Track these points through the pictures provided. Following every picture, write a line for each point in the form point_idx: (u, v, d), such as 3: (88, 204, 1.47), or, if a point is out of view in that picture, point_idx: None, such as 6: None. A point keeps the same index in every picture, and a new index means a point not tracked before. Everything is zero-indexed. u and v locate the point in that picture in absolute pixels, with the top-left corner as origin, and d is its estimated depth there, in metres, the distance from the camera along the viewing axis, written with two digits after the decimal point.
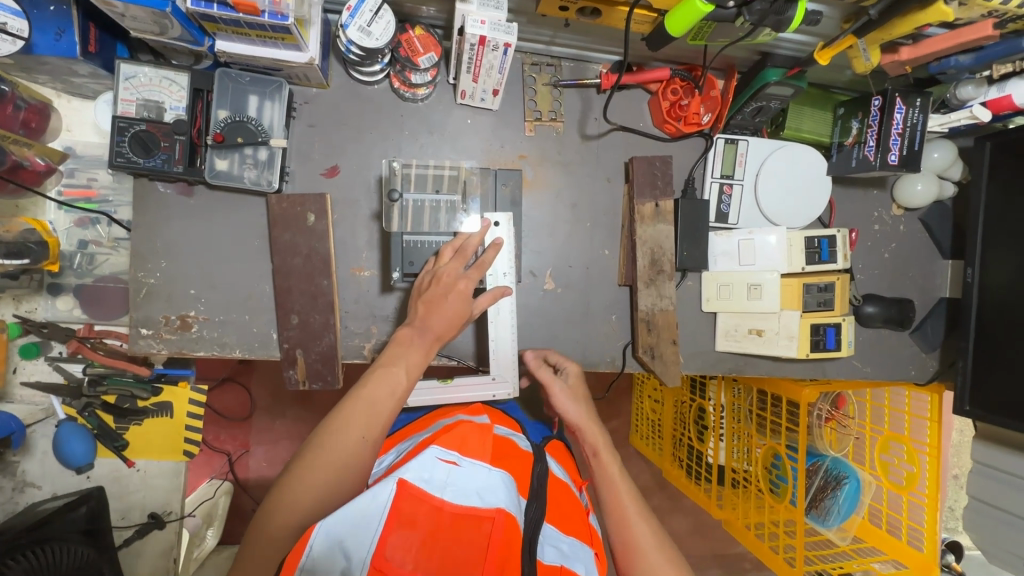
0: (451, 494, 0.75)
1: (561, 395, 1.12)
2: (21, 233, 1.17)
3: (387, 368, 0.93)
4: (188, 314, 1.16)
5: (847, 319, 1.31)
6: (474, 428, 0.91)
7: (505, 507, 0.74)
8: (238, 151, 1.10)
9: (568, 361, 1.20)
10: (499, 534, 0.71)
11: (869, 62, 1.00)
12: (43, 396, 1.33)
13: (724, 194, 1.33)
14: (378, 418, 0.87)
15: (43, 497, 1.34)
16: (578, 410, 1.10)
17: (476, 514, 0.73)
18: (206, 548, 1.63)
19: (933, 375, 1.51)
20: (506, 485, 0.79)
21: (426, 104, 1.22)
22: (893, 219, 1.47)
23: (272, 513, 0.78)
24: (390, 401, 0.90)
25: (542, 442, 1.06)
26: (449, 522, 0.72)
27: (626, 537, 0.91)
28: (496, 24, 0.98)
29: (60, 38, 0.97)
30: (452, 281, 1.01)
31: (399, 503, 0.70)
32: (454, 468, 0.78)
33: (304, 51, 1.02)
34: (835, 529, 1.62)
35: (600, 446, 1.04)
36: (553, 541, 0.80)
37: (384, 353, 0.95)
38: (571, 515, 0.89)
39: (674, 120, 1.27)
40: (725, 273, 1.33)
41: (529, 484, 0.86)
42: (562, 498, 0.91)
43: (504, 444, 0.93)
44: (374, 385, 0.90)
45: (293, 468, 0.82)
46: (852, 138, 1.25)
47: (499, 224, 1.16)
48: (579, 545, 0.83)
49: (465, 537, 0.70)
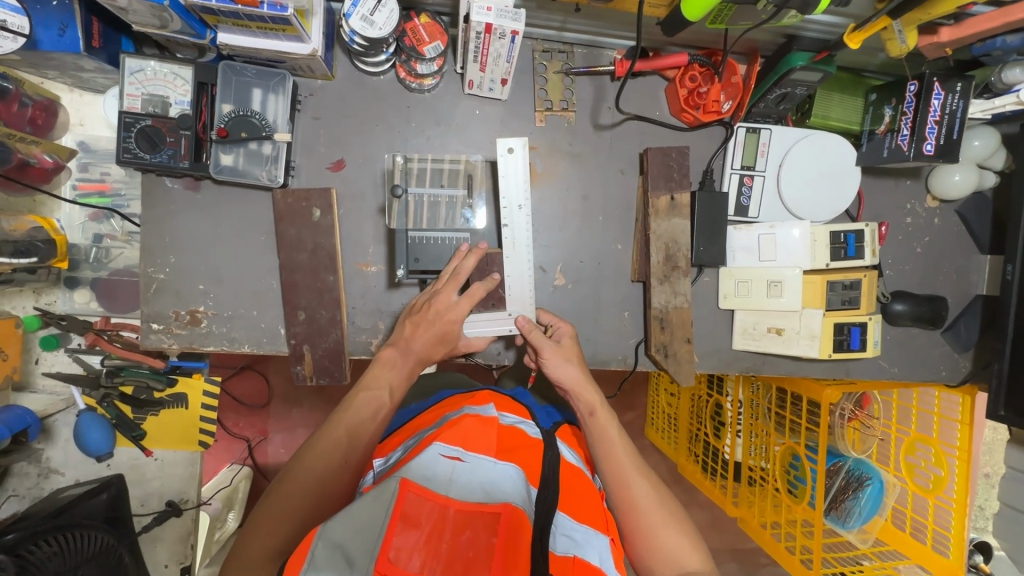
0: (457, 492, 0.74)
1: (553, 357, 1.07)
2: (29, 229, 1.18)
3: (370, 391, 0.94)
4: (197, 309, 1.16)
5: (873, 318, 1.25)
6: (477, 420, 0.86)
7: (512, 501, 0.73)
8: (242, 145, 1.09)
9: (558, 322, 1.14)
10: (507, 530, 0.69)
11: (905, 45, 0.94)
12: (63, 386, 1.37)
13: (745, 185, 1.27)
14: (361, 440, 0.88)
15: (66, 483, 1.38)
16: (573, 373, 1.05)
17: (483, 510, 0.71)
18: (227, 530, 1.70)
19: (966, 377, 1.42)
20: (513, 478, 0.77)
21: (432, 95, 1.18)
22: (927, 211, 1.38)
23: (251, 540, 0.76)
24: (373, 423, 0.91)
25: (553, 428, 1.00)
26: (455, 519, 0.70)
27: (625, 495, 0.93)
28: (503, 11, 0.93)
29: (63, 34, 0.97)
30: (444, 310, 1.03)
31: (403, 504, 0.69)
32: (457, 464, 0.77)
33: (307, 43, 1.00)
34: (856, 530, 1.59)
35: (595, 404, 1.02)
36: (565, 530, 0.78)
37: (365, 375, 0.97)
38: (587, 502, 0.85)
39: (692, 109, 1.21)
40: (744, 269, 1.27)
41: (539, 472, 0.84)
42: (577, 484, 0.88)
43: (510, 434, 0.89)
44: (358, 407, 0.92)
45: (273, 491, 0.82)
46: (884, 126, 1.17)
47: (512, 150, 1.10)
48: (593, 534, 0.80)
49: (471, 534, 0.69)
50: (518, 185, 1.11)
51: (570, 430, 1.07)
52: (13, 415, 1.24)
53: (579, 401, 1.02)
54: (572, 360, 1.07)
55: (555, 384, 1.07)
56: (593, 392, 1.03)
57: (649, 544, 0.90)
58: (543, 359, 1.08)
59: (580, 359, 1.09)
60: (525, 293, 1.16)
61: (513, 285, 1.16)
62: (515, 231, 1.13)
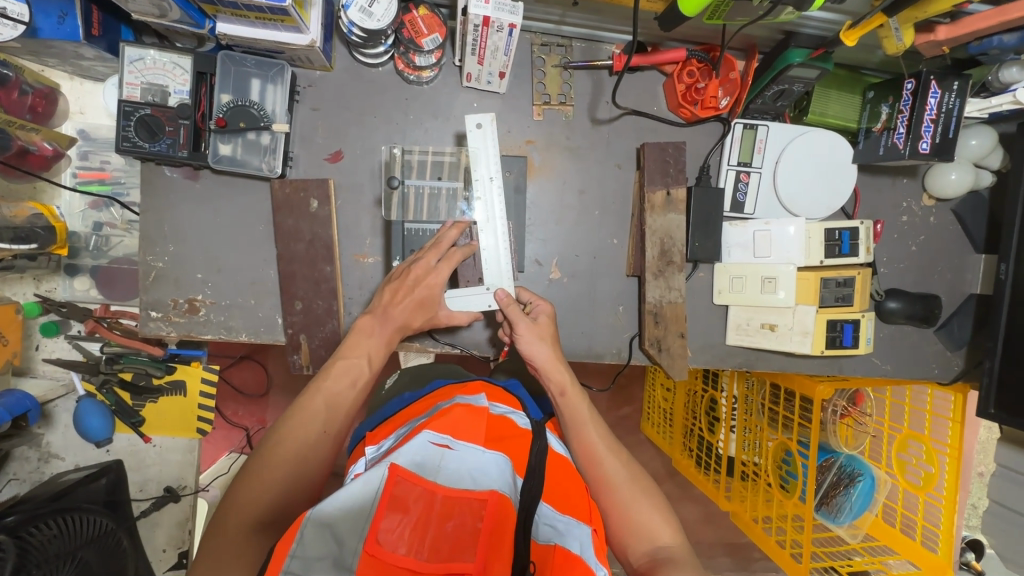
0: (445, 478, 0.74)
1: (527, 334, 1.04)
2: (30, 216, 1.19)
3: (348, 360, 0.94)
4: (195, 298, 1.17)
5: (867, 316, 1.26)
6: (467, 410, 0.85)
7: (499, 488, 0.73)
8: (241, 135, 1.10)
9: (538, 301, 1.11)
10: (492, 517, 0.70)
11: (902, 42, 0.94)
12: (63, 372, 1.38)
13: (741, 182, 1.27)
14: (338, 409, 0.89)
15: (66, 468, 1.40)
16: (545, 353, 1.03)
17: (470, 497, 0.72)
18: None
19: (958, 374, 1.43)
20: (500, 466, 0.78)
21: (430, 88, 1.19)
22: (923, 210, 1.39)
23: (229, 511, 0.77)
24: (352, 392, 0.91)
25: (544, 419, 1.00)
26: (442, 505, 0.71)
27: (599, 476, 0.94)
28: (500, 4, 0.94)
29: (64, 22, 0.97)
30: (424, 274, 1.00)
31: (391, 488, 0.71)
32: (446, 452, 0.77)
33: (305, 33, 1.00)
34: (846, 525, 1.61)
35: (567, 384, 1.01)
36: (548, 520, 0.80)
37: (343, 343, 0.96)
38: (570, 491, 0.86)
39: (689, 104, 1.21)
40: (739, 265, 1.28)
41: (527, 462, 0.84)
42: (564, 474, 0.89)
43: (500, 423, 0.90)
44: (335, 377, 0.91)
45: (250, 462, 0.82)
46: (880, 124, 1.18)
47: (480, 125, 1.06)
48: (576, 523, 0.81)
49: (457, 519, 0.70)
50: (489, 159, 1.06)
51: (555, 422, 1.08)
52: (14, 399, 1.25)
53: (550, 381, 1.02)
54: (546, 339, 1.05)
55: (526, 361, 1.05)
56: (563, 371, 1.03)
57: (623, 523, 0.91)
58: (517, 336, 1.05)
59: (555, 340, 1.07)
60: (501, 264, 1.10)
61: (489, 259, 1.10)
62: (490, 203, 1.09)
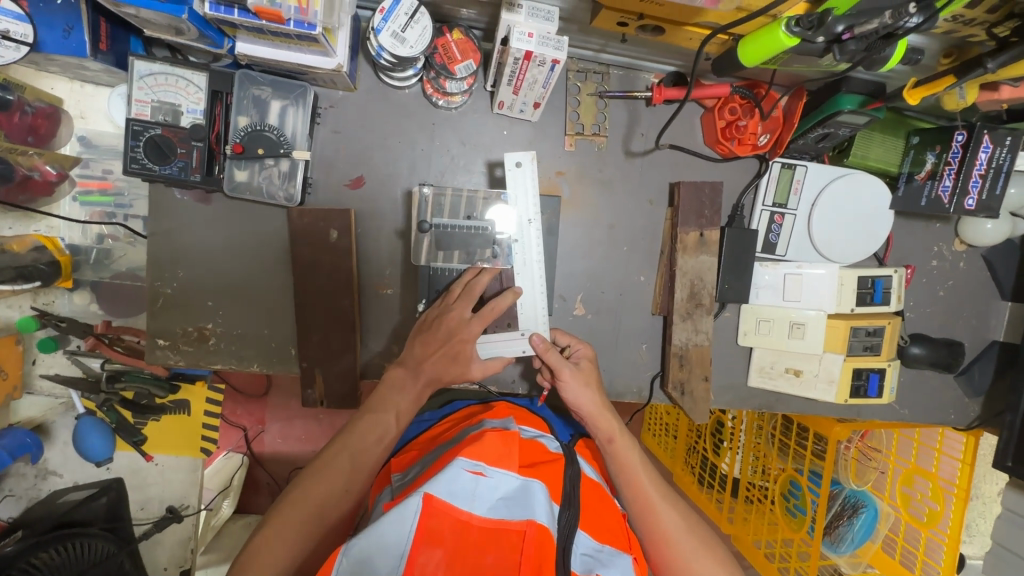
0: (479, 506, 0.71)
1: (572, 381, 1.00)
2: (31, 249, 1.14)
3: (377, 414, 0.90)
4: (205, 326, 1.12)
5: (893, 365, 1.24)
6: (499, 436, 0.83)
7: (536, 518, 0.70)
8: (259, 161, 1.03)
9: (578, 343, 1.08)
10: (531, 549, 0.67)
11: (963, 100, 0.91)
12: (61, 390, 1.31)
13: (774, 223, 1.24)
14: (364, 467, 0.85)
15: (64, 484, 1.36)
16: (593, 399, 1.00)
17: (505, 527, 0.70)
18: (222, 515, 1.59)
19: (974, 420, 1.42)
20: (536, 490, 0.75)
21: (459, 112, 1.12)
22: (954, 254, 1.36)
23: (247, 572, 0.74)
24: (378, 448, 0.87)
25: (572, 442, 1.00)
26: (478, 535, 0.68)
27: (654, 526, 0.92)
28: (545, 38, 0.88)
29: (69, 35, 0.89)
30: (456, 327, 0.96)
31: (426, 519, 0.67)
32: (481, 479, 0.75)
33: (332, 57, 0.93)
34: (847, 555, 1.63)
35: (615, 431, 0.98)
36: (587, 548, 0.76)
37: (371, 398, 0.92)
38: (611, 525, 0.83)
39: (728, 141, 1.16)
40: (767, 307, 1.25)
41: (561, 488, 0.82)
42: (597, 500, 0.87)
43: (532, 448, 0.90)
44: (362, 432, 0.87)
45: (270, 520, 0.79)
46: (925, 172, 1.14)
47: (519, 165, 1.02)
48: (617, 553, 0.78)
49: (495, 553, 0.67)
50: (530, 200, 1.03)
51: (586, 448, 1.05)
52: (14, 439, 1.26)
53: (597, 429, 0.99)
54: (590, 387, 1.01)
55: (571, 409, 1.02)
56: (610, 418, 0.99)
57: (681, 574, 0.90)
58: (561, 382, 1.01)
59: (598, 385, 1.04)
60: (537, 307, 1.07)
61: (525, 304, 1.07)
62: (527, 246, 1.05)
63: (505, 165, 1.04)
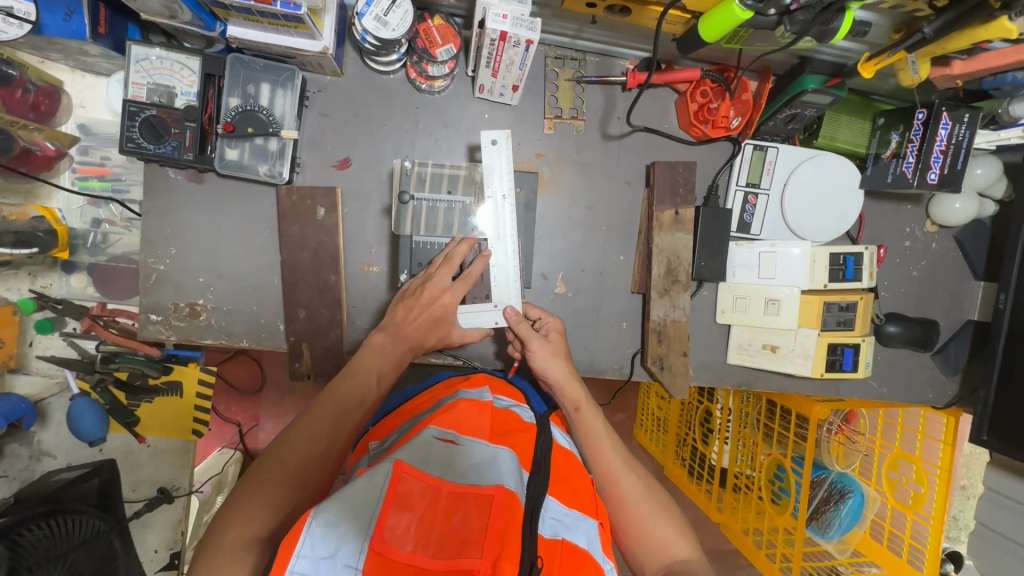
0: (449, 473, 0.74)
1: (540, 352, 1.04)
2: (30, 219, 1.19)
3: (357, 377, 0.94)
4: (196, 302, 1.16)
5: (867, 340, 1.27)
6: (471, 405, 0.87)
7: (504, 484, 0.72)
8: (249, 141, 1.08)
9: (546, 316, 1.11)
10: (498, 512, 0.69)
11: (916, 76, 0.94)
12: (57, 370, 1.36)
13: (748, 203, 1.28)
14: (344, 427, 0.88)
15: (58, 466, 1.39)
16: (560, 370, 1.04)
17: (475, 491, 0.71)
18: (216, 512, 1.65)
19: (952, 399, 1.45)
20: (505, 459, 0.77)
21: (442, 97, 1.17)
22: (926, 235, 1.40)
23: (229, 525, 0.73)
24: (359, 410, 0.91)
25: (547, 412, 1.04)
26: (447, 500, 0.70)
27: (614, 491, 0.95)
28: (518, 20, 0.93)
29: (70, 19, 0.95)
30: (436, 293, 1.01)
31: (396, 485, 0.69)
32: (452, 447, 0.78)
33: (318, 40, 0.99)
34: (834, 541, 1.59)
35: (581, 400, 1.02)
36: (555, 514, 0.77)
37: (354, 360, 0.96)
38: (578, 488, 0.85)
39: (701, 123, 1.20)
40: (743, 285, 1.28)
41: (532, 455, 0.84)
42: (568, 467, 0.89)
43: (506, 417, 0.92)
44: (341, 395, 0.91)
45: (250, 475, 0.79)
46: (890, 151, 1.18)
47: (495, 142, 1.06)
48: (583, 518, 0.80)
49: (462, 514, 0.69)
50: (503, 177, 1.07)
51: (562, 418, 1.09)
52: (9, 403, 1.24)
53: (564, 398, 1.03)
54: (559, 359, 1.05)
55: (541, 379, 1.06)
56: (578, 387, 1.03)
57: (639, 537, 0.92)
58: (530, 353, 1.05)
59: (568, 356, 1.07)
60: (510, 282, 1.10)
61: (498, 276, 1.10)
62: (501, 218, 1.09)
63: (481, 143, 1.08)
